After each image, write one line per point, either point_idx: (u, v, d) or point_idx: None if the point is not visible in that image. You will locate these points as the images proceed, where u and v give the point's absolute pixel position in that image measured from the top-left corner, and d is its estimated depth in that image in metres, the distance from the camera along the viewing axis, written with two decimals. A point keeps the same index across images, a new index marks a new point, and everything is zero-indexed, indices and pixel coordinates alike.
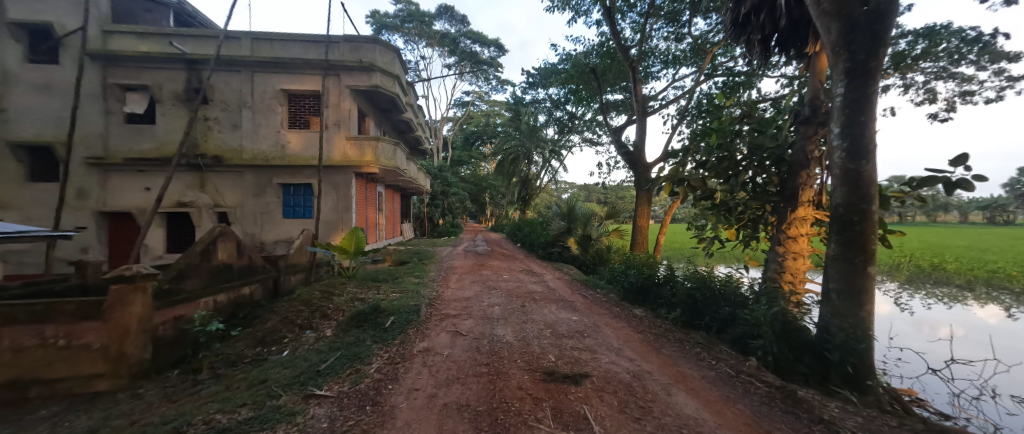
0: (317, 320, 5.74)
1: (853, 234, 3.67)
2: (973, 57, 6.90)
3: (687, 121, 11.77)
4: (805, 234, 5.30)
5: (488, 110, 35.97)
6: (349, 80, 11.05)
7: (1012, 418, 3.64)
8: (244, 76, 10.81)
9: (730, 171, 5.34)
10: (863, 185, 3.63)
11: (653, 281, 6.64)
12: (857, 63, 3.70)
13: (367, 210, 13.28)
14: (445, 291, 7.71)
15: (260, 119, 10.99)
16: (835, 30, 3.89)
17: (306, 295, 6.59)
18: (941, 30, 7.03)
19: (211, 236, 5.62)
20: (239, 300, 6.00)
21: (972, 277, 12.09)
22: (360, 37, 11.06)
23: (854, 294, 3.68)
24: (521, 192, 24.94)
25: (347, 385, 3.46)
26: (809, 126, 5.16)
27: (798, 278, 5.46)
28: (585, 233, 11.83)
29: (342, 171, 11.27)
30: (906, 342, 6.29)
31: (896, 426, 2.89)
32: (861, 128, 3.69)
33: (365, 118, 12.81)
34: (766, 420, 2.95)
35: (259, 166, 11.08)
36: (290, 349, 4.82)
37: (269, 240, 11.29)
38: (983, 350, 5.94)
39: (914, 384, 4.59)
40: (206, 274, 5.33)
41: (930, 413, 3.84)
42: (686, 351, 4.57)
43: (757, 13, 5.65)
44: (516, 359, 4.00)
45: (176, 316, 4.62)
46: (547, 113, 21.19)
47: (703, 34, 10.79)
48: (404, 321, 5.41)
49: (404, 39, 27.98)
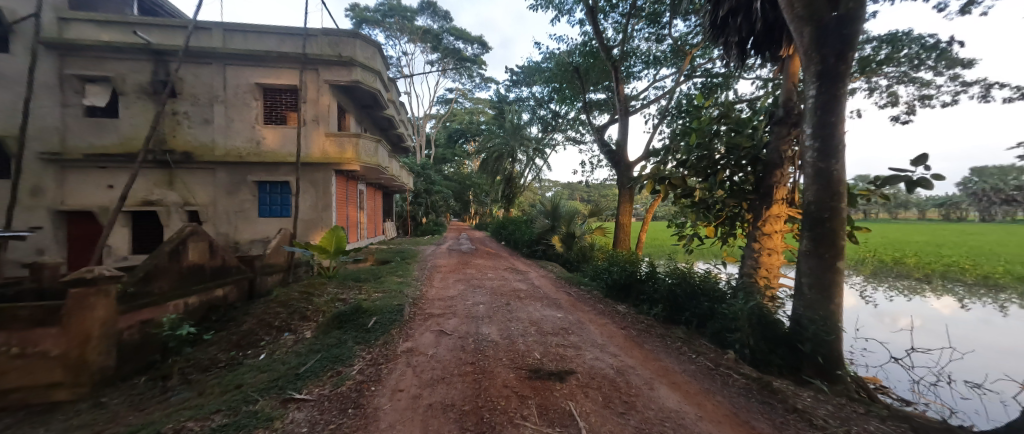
0: (295, 321, 5.57)
1: (824, 230, 3.83)
2: (931, 63, 7.30)
3: (668, 121, 11.99)
4: (779, 231, 5.51)
5: (472, 108, 35.75)
6: (328, 74, 10.75)
7: (965, 403, 3.91)
8: (215, 69, 10.36)
9: (709, 170, 5.49)
10: (833, 184, 3.79)
11: (635, 277, 6.75)
12: (828, 66, 3.86)
13: (347, 208, 12.98)
14: (429, 291, 7.62)
15: (233, 114, 10.56)
16: (808, 34, 4.04)
17: (283, 296, 6.39)
18: (902, 37, 7.42)
19: (181, 235, 5.36)
20: (213, 302, 5.75)
21: (930, 270, 12.88)
22: (339, 30, 10.75)
23: (824, 287, 3.84)
24: (505, 191, 24.95)
25: (328, 388, 3.36)
26: (782, 126, 5.35)
27: (772, 273, 5.65)
28: (569, 231, 11.92)
29: (321, 168, 10.97)
30: (871, 333, 6.63)
31: (864, 414, 3.03)
32: (832, 129, 3.84)
33: (345, 114, 12.50)
34: (744, 411, 3.05)
35: (232, 163, 10.65)
36: (267, 352, 4.67)
37: (244, 240, 10.88)
38: (940, 339, 6.33)
39: (878, 372, 4.86)
40: (176, 276, 5.08)
41: (892, 399, 4.09)
42: (667, 346, 4.66)
43: (734, 16, 5.80)
44: (501, 358, 3.98)
45: (143, 320, 4.39)
46: (531, 112, 21.23)
47: (683, 36, 11.00)
48: (387, 321, 5.31)
49: (385, 35, 27.37)
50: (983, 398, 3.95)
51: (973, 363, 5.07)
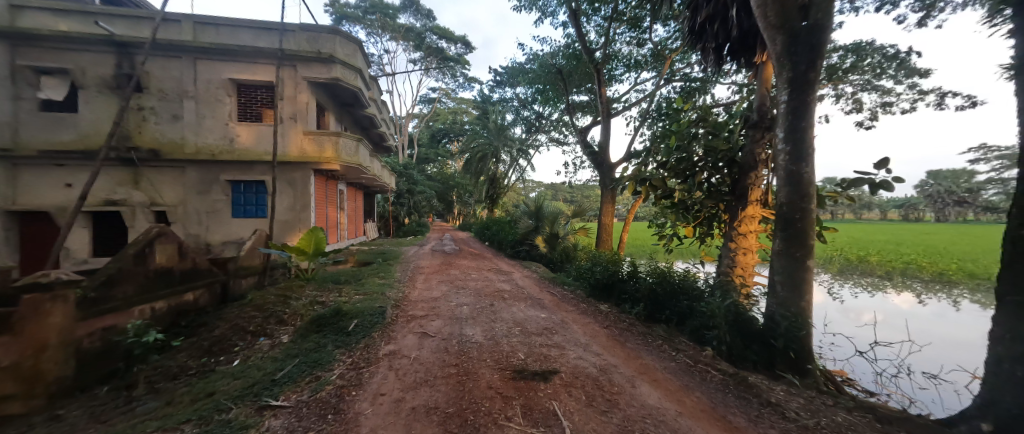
0: (271, 326, 5.41)
1: (795, 230, 3.99)
2: (892, 72, 7.73)
3: (648, 123, 12.24)
4: (753, 231, 5.72)
5: (455, 108, 35.48)
6: (306, 71, 10.46)
7: (923, 393, 4.18)
8: (185, 62, 9.92)
9: (688, 172, 5.66)
10: (803, 186, 3.96)
11: (617, 277, 6.85)
12: (798, 73, 4.03)
13: (327, 208, 12.67)
14: (412, 292, 7.52)
15: (205, 111, 10.13)
16: (780, 42, 4.22)
17: (259, 300, 6.19)
18: (866, 46, 7.83)
19: (148, 237, 5.11)
20: (182, 307, 5.50)
21: (891, 268, 13.63)
22: (318, 26, 10.47)
23: (795, 285, 4.01)
24: (489, 191, 24.89)
25: (306, 394, 3.26)
26: (757, 130, 5.53)
27: (747, 272, 5.85)
28: (552, 231, 12.02)
29: (298, 167, 10.66)
30: (838, 328, 6.95)
31: (832, 405, 3.18)
32: (802, 133, 4.01)
33: (324, 112, 12.20)
34: (721, 406, 3.14)
35: (204, 162, 10.22)
36: (241, 358, 4.49)
37: (216, 241, 10.46)
38: (900, 333, 6.70)
39: (845, 365, 5.11)
40: (142, 280, 4.83)
41: (858, 391, 4.32)
42: (649, 344, 4.75)
43: (712, 23, 5.98)
44: (485, 359, 3.98)
45: (105, 327, 4.14)
46: (514, 112, 21.25)
47: (663, 41, 11.25)
48: (368, 324, 5.20)
49: (366, 32, 26.79)
50: (938, 388, 4.23)
51: (929, 355, 5.40)
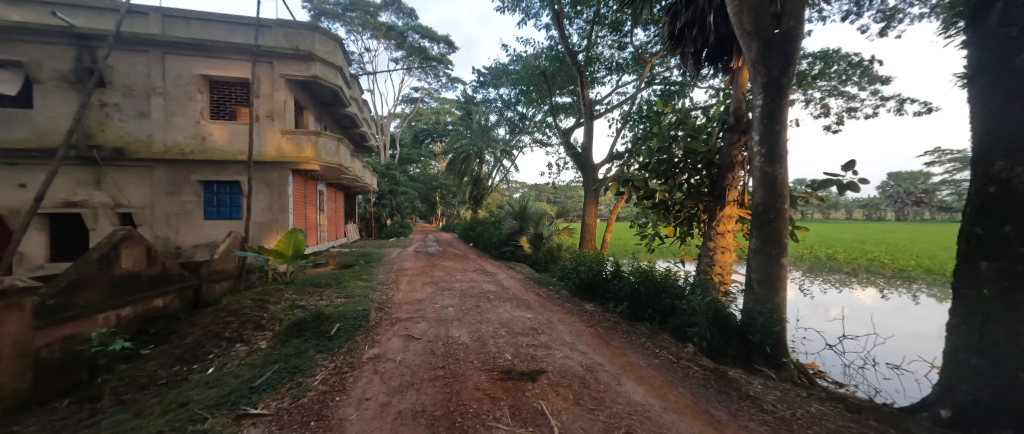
0: (248, 331, 5.22)
1: (769, 230, 4.16)
2: (857, 79, 8.16)
3: (630, 125, 12.48)
4: (731, 230, 5.92)
5: (438, 108, 35.20)
6: (283, 68, 10.16)
7: (887, 383, 4.43)
8: (153, 57, 9.45)
9: (669, 173, 5.83)
10: (776, 187, 4.13)
11: (601, 276, 6.94)
12: (772, 78, 4.18)
13: (306, 209, 12.33)
14: (396, 294, 7.40)
15: (174, 108, 9.67)
16: (755, 49, 4.38)
17: (234, 306, 5.97)
18: (833, 54, 8.24)
19: (113, 241, 4.85)
20: (151, 314, 5.23)
21: (857, 265, 14.36)
22: (297, 22, 10.18)
23: (771, 282, 4.17)
24: (473, 191, 24.74)
25: (287, 401, 3.16)
26: (734, 133, 5.73)
27: (725, 270, 6.03)
28: (537, 232, 12.08)
29: (276, 167, 10.33)
30: (809, 323, 7.26)
31: (806, 396, 3.33)
32: (776, 136, 4.17)
33: (303, 111, 11.88)
34: (703, 400, 3.23)
35: (173, 161, 9.77)
36: (216, 366, 4.30)
37: (186, 245, 10.01)
38: (866, 327, 7.07)
39: (816, 358, 5.34)
40: (105, 287, 4.56)
41: (829, 383, 4.54)
42: (633, 342, 4.84)
43: (690, 29, 6.15)
44: (472, 360, 3.96)
45: (65, 336, 3.89)
46: (498, 113, 21.25)
47: (643, 45, 11.48)
48: (351, 327, 5.09)
49: (346, 29, 26.21)
50: (900, 378, 4.49)
51: (892, 347, 5.71)
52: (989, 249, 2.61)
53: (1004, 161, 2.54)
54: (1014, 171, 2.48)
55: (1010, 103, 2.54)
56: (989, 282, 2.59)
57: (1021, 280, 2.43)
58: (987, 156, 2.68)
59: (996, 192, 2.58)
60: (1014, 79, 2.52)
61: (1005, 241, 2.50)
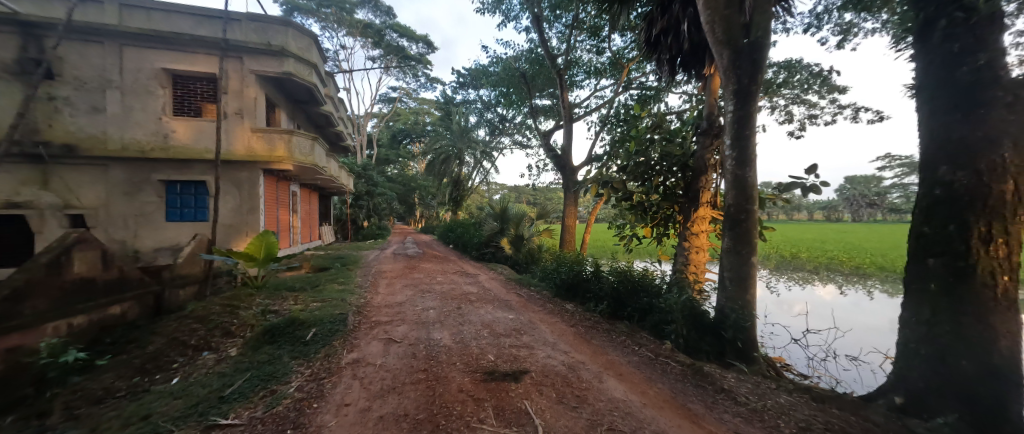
0: (216, 339, 4.97)
1: (740, 230, 4.35)
2: (817, 88, 8.66)
3: (608, 128, 12.73)
4: (704, 231, 6.14)
5: (417, 108, 34.75)
6: (254, 64, 9.76)
7: (847, 373, 4.73)
8: (109, 48, 8.88)
9: (646, 175, 6.05)
10: (747, 189, 4.32)
11: (581, 277, 7.04)
12: (742, 85, 4.38)
13: (277, 211, 11.86)
14: (374, 298, 7.23)
15: (133, 103, 9.10)
16: (726, 56, 4.59)
17: (201, 312, 5.68)
18: (796, 64, 8.71)
19: (63, 244, 4.52)
20: (107, 322, 4.88)
21: (818, 263, 15.22)
22: (268, 16, 9.78)
23: (742, 281, 4.34)
24: (453, 193, 24.53)
25: (260, 410, 3.03)
26: (707, 137, 5.96)
27: (699, 269, 6.25)
28: (517, 233, 12.11)
29: (245, 166, 9.88)
30: (777, 319, 7.62)
31: (775, 388, 3.50)
32: (746, 141, 4.37)
33: (275, 109, 11.44)
34: (681, 395, 3.33)
35: (131, 159, 9.18)
36: (181, 376, 4.06)
37: (146, 248, 9.43)
38: (827, 321, 7.49)
39: (783, 352, 5.62)
40: (55, 293, 4.23)
41: (795, 375, 4.79)
42: (613, 340, 4.93)
43: (665, 36, 6.36)
44: (454, 362, 3.92)
45: (9, 348, 3.57)
46: (478, 114, 21.21)
47: (620, 50, 11.76)
48: (328, 332, 4.94)
49: (321, 25, 25.42)
50: (858, 369, 4.80)
51: (851, 340, 6.08)
52: (935, 247, 2.83)
53: (948, 166, 2.77)
54: (956, 175, 2.71)
55: (953, 111, 2.77)
56: (935, 277, 2.81)
57: (964, 275, 2.65)
58: (931, 162, 2.92)
59: (941, 194, 2.80)
60: (957, 90, 2.75)
61: (948, 239, 2.73)
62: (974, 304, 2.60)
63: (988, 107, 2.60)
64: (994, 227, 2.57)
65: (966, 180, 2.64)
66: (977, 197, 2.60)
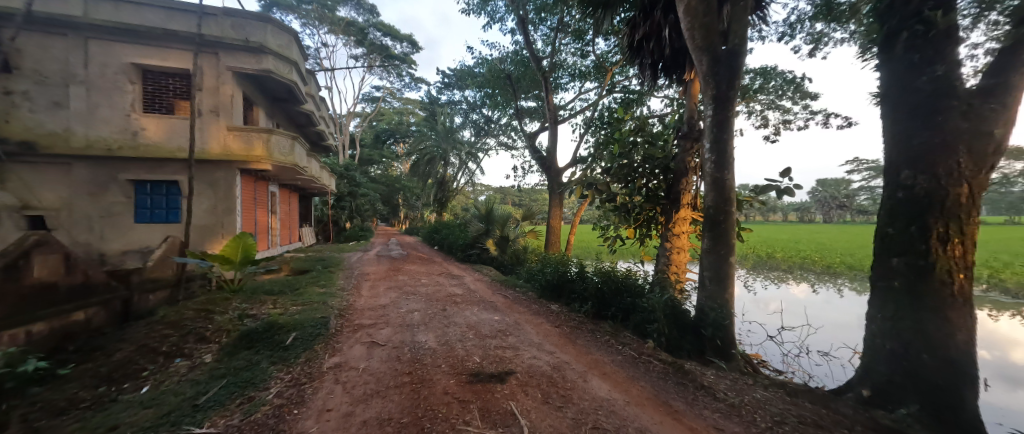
0: (190, 345, 4.78)
1: (718, 230, 4.48)
2: (791, 94, 9.00)
3: (593, 131, 12.89)
4: (685, 232, 6.28)
5: (401, 109, 34.36)
6: (230, 60, 9.45)
7: (818, 368, 4.93)
8: (73, 41, 8.44)
9: (629, 177, 6.20)
10: (725, 191, 4.46)
11: (566, 277, 7.09)
12: (721, 91, 4.52)
13: (255, 212, 11.50)
14: (357, 300, 7.11)
15: (99, 98, 8.68)
16: (705, 63, 4.72)
17: (172, 317, 5.45)
18: (771, 71, 9.04)
19: (21, 247, 4.27)
20: (69, 329, 4.62)
21: (793, 262, 15.82)
22: (245, 12, 9.48)
23: (721, 280, 4.46)
24: (438, 194, 24.33)
25: (237, 418, 2.93)
26: (687, 140, 6.09)
27: (680, 269, 6.38)
28: (503, 234, 12.13)
29: (220, 165, 9.54)
30: (754, 317, 7.86)
31: (751, 384, 3.63)
32: (724, 145, 4.52)
33: (253, 107, 11.12)
34: (663, 392, 3.41)
35: (97, 158, 8.74)
36: (152, 384, 3.88)
37: (113, 250, 8.99)
38: (801, 319, 7.78)
39: (759, 348, 5.80)
40: (12, 299, 3.99)
41: (770, 371, 4.96)
42: (597, 340, 4.99)
43: (647, 41, 6.49)
44: (439, 365, 3.90)
45: None
46: (463, 115, 21.14)
47: (604, 54, 11.93)
48: (309, 336, 4.82)
49: (301, 22, 24.84)
50: (829, 364, 5.01)
51: (823, 336, 6.33)
52: (898, 246, 2.98)
53: (910, 171, 2.93)
54: (917, 179, 2.87)
55: (915, 119, 2.93)
56: (899, 276, 2.96)
57: (925, 274, 2.80)
58: (895, 166, 3.08)
59: (904, 197, 2.96)
60: (919, 98, 2.91)
61: (910, 239, 2.88)
62: (934, 301, 2.76)
63: (944, 115, 2.77)
64: (952, 228, 2.74)
65: (927, 184, 2.80)
66: (935, 200, 2.77)
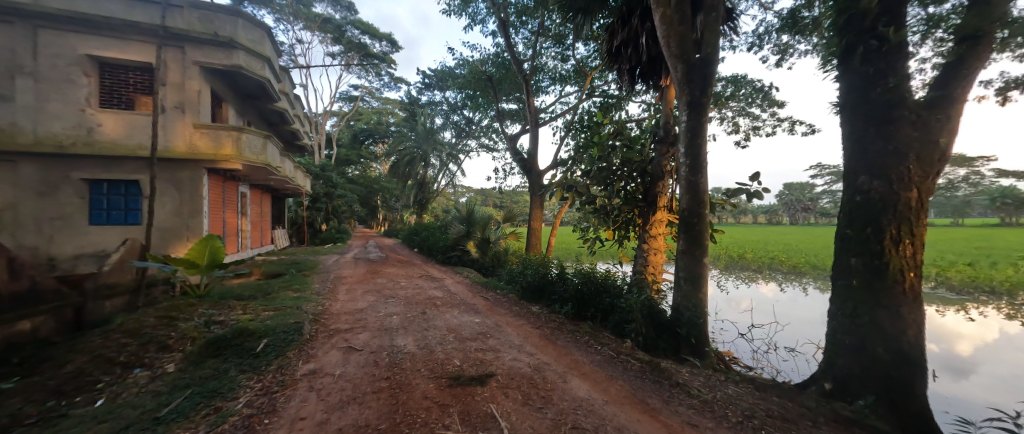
0: (151, 355, 4.51)
1: (693, 232, 4.62)
2: (759, 102, 9.43)
3: (573, 134, 13.06)
4: (661, 233, 6.45)
5: (381, 109, 33.74)
6: (197, 54, 9.03)
7: (785, 364, 5.16)
8: (21, 30, 7.86)
9: (607, 180, 6.35)
10: (699, 193, 4.60)
11: (546, 279, 7.13)
12: (695, 98, 4.68)
13: (224, 213, 10.99)
14: (333, 304, 6.91)
15: (50, 92, 8.10)
16: (680, 70, 4.87)
17: (131, 326, 5.13)
18: (741, 79, 9.45)
19: None
20: (13, 339, 4.27)
21: (762, 262, 16.56)
22: (213, 5, 9.08)
23: (695, 280, 4.58)
24: (417, 195, 24.02)
25: (202, 430, 2.80)
26: (663, 145, 6.26)
27: (657, 269, 6.53)
28: (483, 236, 12.10)
29: (185, 164, 9.08)
30: (726, 315, 8.14)
31: (723, 380, 3.75)
32: (699, 149, 4.68)
33: (222, 104, 10.65)
34: (640, 391, 3.48)
35: (48, 155, 8.14)
36: (108, 397, 3.63)
37: (64, 254, 8.37)
38: (769, 316, 8.11)
39: (731, 346, 6.01)
40: None
41: (741, 367, 5.15)
42: (577, 341, 5.06)
43: (626, 47, 6.64)
44: (418, 369, 3.84)
45: None
46: (444, 116, 20.97)
47: (584, 58, 12.10)
48: (281, 343, 4.66)
49: (274, 17, 24.06)
50: (795, 359, 5.26)
51: (790, 333, 6.62)
52: (856, 247, 3.16)
53: (866, 176, 3.12)
54: (873, 184, 3.06)
55: (871, 127, 3.12)
56: (857, 274, 3.14)
57: (880, 272, 2.99)
58: (853, 171, 3.27)
59: (861, 200, 3.15)
60: (875, 108, 3.11)
61: (866, 240, 3.07)
62: (888, 298, 2.95)
63: (897, 124, 2.97)
64: (903, 230, 2.94)
65: (881, 189, 2.99)
66: (889, 204, 2.96)
